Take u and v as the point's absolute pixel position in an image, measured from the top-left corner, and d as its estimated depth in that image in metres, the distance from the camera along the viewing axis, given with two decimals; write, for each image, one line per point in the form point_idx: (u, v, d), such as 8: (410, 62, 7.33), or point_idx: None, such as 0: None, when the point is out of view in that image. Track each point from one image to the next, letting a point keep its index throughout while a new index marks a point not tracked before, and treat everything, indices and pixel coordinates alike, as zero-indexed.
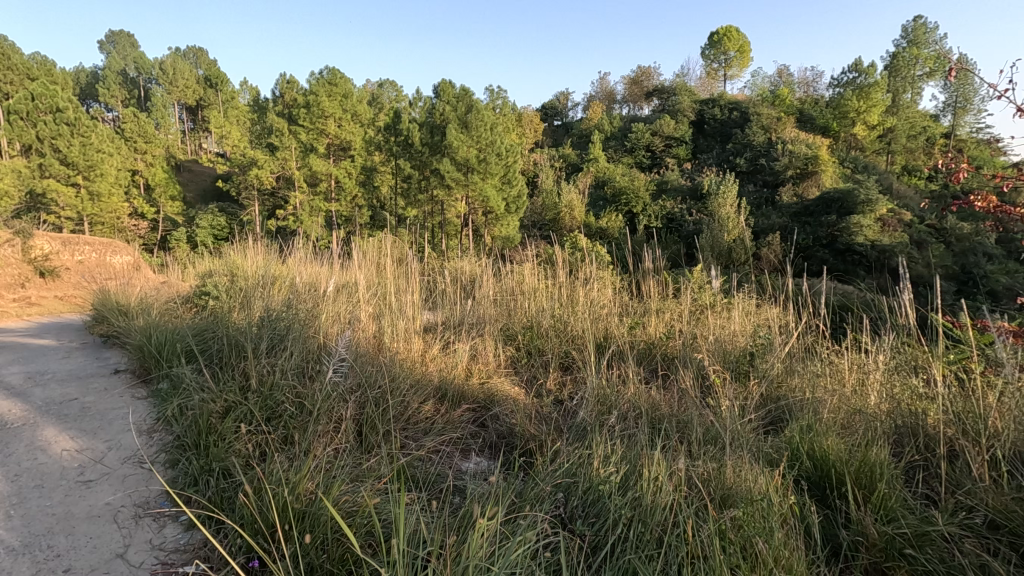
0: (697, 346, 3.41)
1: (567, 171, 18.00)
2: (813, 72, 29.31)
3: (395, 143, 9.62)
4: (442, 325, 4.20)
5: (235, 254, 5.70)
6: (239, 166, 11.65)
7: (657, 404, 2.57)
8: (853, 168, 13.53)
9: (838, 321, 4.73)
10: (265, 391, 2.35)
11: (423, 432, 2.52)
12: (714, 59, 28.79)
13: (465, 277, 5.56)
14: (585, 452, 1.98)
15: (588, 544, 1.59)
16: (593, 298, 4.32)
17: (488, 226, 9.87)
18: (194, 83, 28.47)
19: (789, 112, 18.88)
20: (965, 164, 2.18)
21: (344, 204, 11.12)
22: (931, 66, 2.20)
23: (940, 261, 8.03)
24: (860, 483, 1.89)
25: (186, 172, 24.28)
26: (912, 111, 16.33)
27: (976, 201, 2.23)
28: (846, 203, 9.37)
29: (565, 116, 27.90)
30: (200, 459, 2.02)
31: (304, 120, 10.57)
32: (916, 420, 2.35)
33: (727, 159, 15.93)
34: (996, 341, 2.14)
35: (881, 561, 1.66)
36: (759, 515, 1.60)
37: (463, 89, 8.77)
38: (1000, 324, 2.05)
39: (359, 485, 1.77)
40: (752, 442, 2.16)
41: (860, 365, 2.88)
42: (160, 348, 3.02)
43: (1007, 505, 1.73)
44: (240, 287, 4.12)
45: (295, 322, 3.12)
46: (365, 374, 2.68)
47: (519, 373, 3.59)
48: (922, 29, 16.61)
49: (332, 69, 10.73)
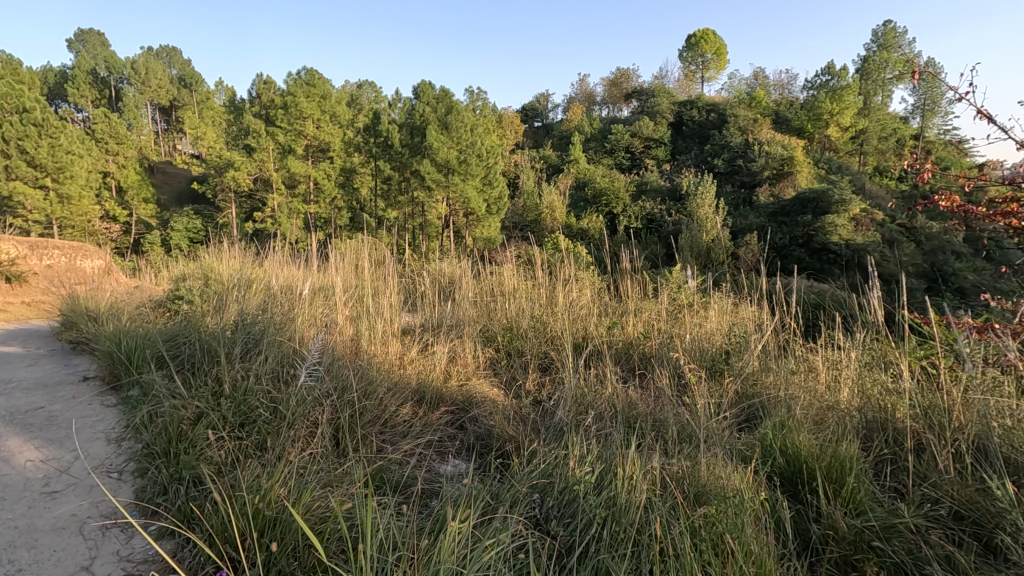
0: (674, 346, 3.45)
1: (548, 172, 18.05)
2: (788, 75, 29.78)
3: (375, 144, 9.53)
4: (421, 327, 4.17)
5: (210, 257, 5.60)
6: (215, 168, 11.44)
7: (634, 403, 2.59)
8: (828, 168, 13.80)
9: (812, 318, 4.81)
10: (238, 396, 2.31)
11: (401, 435, 2.50)
12: (692, 62, 29.20)
13: (445, 279, 5.54)
14: (561, 452, 1.98)
15: (562, 544, 1.60)
16: (573, 300, 4.34)
17: (469, 227, 9.85)
18: (166, 83, 27.94)
19: (765, 113, 19.18)
20: (930, 165, 2.27)
21: (324, 206, 10.99)
22: (899, 71, 2.32)
23: (910, 260, 8.21)
24: (831, 477, 1.92)
25: (160, 174, 23.77)
26: (883, 113, 16.71)
27: (940, 201, 2.30)
28: (821, 203, 9.53)
29: (545, 117, 28.00)
30: (170, 467, 1.97)
31: (281, 121, 10.53)
32: (886, 415, 2.38)
33: (705, 160, 16.13)
34: (960, 336, 2.17)
35: (851, 554, 1.68)
36: (731, 512, 1.61)
37: (443, 90, 8.76)
38: (964, 320, 2.08)
39: (332, 490, 1.75)
40: (725, 440, 2.19)
41: (833, 362, 2.93)
42: (130, 354, 2.93)
43: (971, 497, 1.78)
44: (214, 291, 4.04)
45: (271, 326, 3.07)
46: (342, 378, 2.65)
47: (498, 375, 3.59)
48: (892, 33, 17.02)
49: (310, 69, 10.64)
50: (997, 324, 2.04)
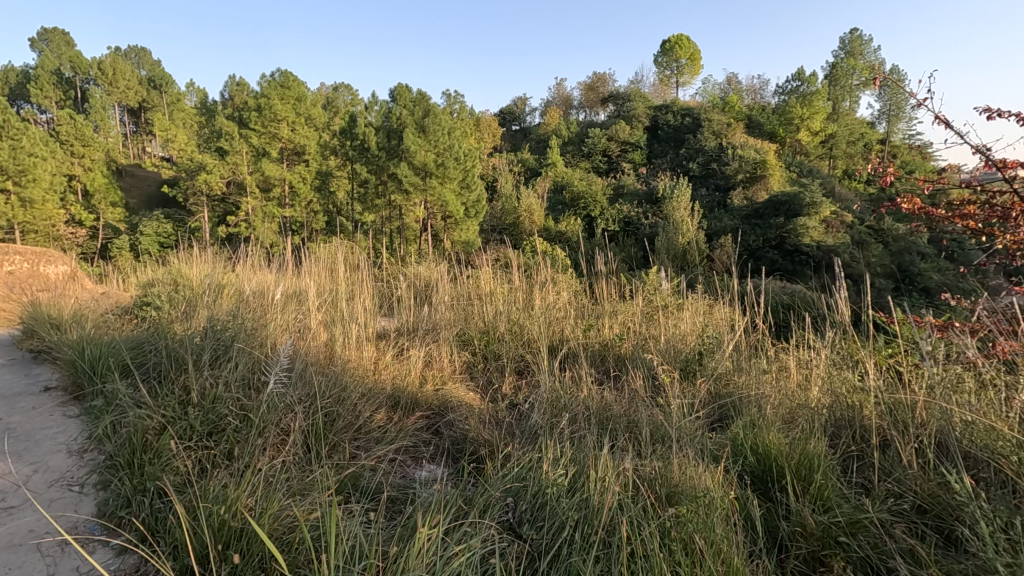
0: (648, 348, 3.49)
1: (526, 175, 18.09)
2: (760, 80, 30.32)
3: (351, 147, 9.41)
4: (396, 331, 4.13)
5: (180, 262, 5.46)
6: (186, 172, 11.19)
7: (608, 404, 2.60)
8: (800, 172, 14.11)
9: (783, 319, 4.91)
10: (206, 404, 2.24)
11: (376, 440, 2.46)
12: (667, 67, 29.62)
13: (421, 283, 5.49)
14: (535, 455, 1.99)
15: (536, 548, 1.60)
16: (549, 303, 4.36)
17: (447, 230, 9.78)
18: (135, 84, 27.20)
19: (738, 117, 19.53)
20: (892, 168, 2.41)
21: (299, 209, 10.80)
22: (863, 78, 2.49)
23: (879, 261, 8.40)
24: (800, 474, 1.96)
25: (129, 177, 23.16)
26: (851, 118, 17.18)
27: (902, 203, 2.44)
28: (793, 206, 9.72)
29: (523, 120, 28.09)
30: (133, 479, 1.91)
31: (255, 123, 10.34)
32: (853, 413, 2.43)
33: (680, 163, 16.35)
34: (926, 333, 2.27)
35: (818, 549, 1.72)
36: (701, 512, 1.64)
37: (420, 93, 8.72)
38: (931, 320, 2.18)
39: (301, 498, 1.72)
40: (696, 440, 2.22)
41: (802, 361, 2.99)
42: (93, 363, 2.84)
43: (934, 491, 1.83)
44: (183, 296, 3.93)
45: (241, 333, 3.00)
46: (315, 384, 2.62)
47: (475, 378, 3.56)
48: (858, 41, 17.53)
49: (284, 71, 10.57)
50: (956, 323, 2.16)
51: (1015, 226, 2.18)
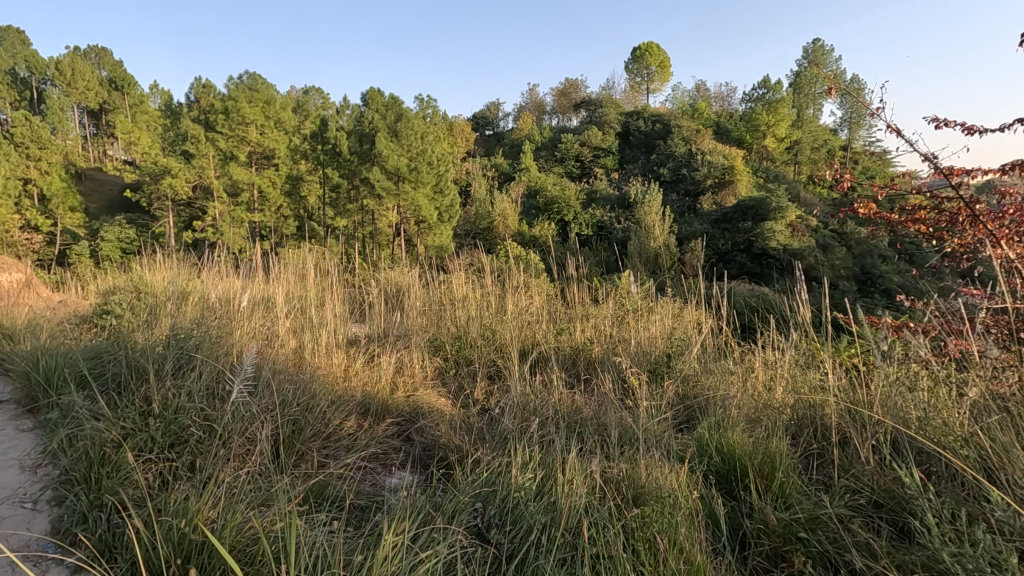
0: (618, 351, 3.55)
1: (500, 180, 18.14)
2: (728, 88, 31.00)
3: (322, 152, 9.15)
4: (366, 337, 4.09)
5: (143, 268, 5.29)
6: (149, 175, 10.86)
7: (579, 408, 2.64)
8: (766, 177, 14.48)
9: (749, 321, 5.02)
10: (169, 415, 2.18)
11: (345, 449, 2.43)
12: (637, 74, 30.13)
13: (393, 288, 5.45)
14: (504, 460, 2.00)
15: (504, 551, 1.61)
16: (521, 308, 4.40)
17: (420, 235, 9.73)
18: (95, 84, 26.35)
19: (707, 124, 19.98)
20: (849, 176, 2.66)
21: (269, 214, 10.56)
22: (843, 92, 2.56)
23: (842, 263, 8.61)
24: (762, 473, 2.02)
25: (89, 181, 22.40)
26: (815, 125, 17.71)
27: (860, 209, 2.67)
28: (760, 210, 9.96)
29: (496, 126, 28.25)
30: (90, 494, 1.84)
31: (222, 126, 10.12)
32: (815, 412, 2.50)
33: (652, 169, 16.60)
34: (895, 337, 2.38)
35: (781, 546, 1.76)
36: (666, 512, 1.67)
37: (392, 97, 8.72)
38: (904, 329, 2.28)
39: (265, 510, 1.70)
40: (663, 442, 2.26)
41: (767, 363, 3.07)
42: (48, 375, 2.72)
43: (888, 486, 1.90)
44: (146, 304, 3.79)
45: (205, 342, 2.92)
46: (283, 392, 2.58)
47: (447, 384, 3.54)
48: (821, 50, 18.14)
49: (253, 73, 10.56)
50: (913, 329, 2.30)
51: (961, 231, 2.38)
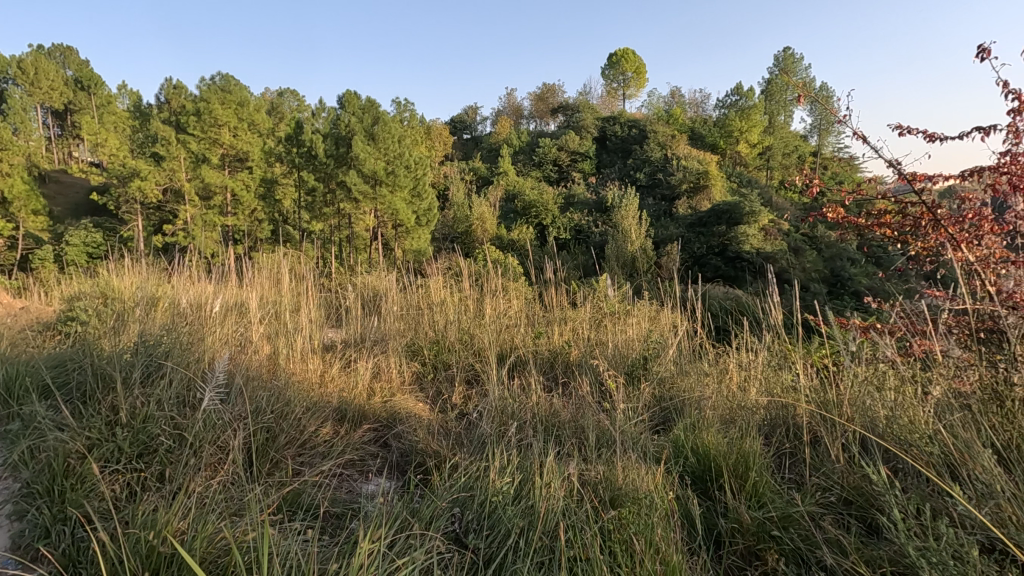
0: (596, 354, 3.58)
1: (478, 183, 18.13)
2: (703, 94, 31.57)
3: (298, 155, 9.01)
4: (343, 343, 4.05)
5: (110, 274, 5.14)
6: (117, 178, 10.57)
7: (556, 411, 2.65)
8: (739, 182, 14.78)
9: (724, 323, 5.11)
10: (137, 424, 2.12)
11: (321, 456, 2.40)
12: (614, 79, 30.49)
13: (370, 293, 5.39)
14: (482, 464, 2.00)
15: (482, 557, 1.60)
16: (499, 312, 4.41)
17: (398, 239, 9.66)
18: (60, 84, 25.59)
19: (682, 129, 20.31)
20: (817, 181, 2.76)
21: (242, 218, 10.36)
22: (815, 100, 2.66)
23: (814, 266, 8.81)
24: (736, 473, 2.05)
25: (53, 184, 21.68)
26: (786, 131, 18.14)
27: (828, 213, 2.76)
28: (733, 214, 10.14)
29: (474, 129, 28.26)
30: (52, 507, 1.76)
31: (193, 128, 9.91)
32: (787, 413, 2.55)
33: (628, 173, 16.79)
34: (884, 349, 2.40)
35: (755, 544, 1.79)
36: (643, 512, 1.69)
37: (369, 100, 8.68)
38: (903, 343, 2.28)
39: (238, 520, 1.67)
40: (640, 443, 2.29)
41: (740, 364, 3.13)
42: (9, 384, 2.62)
43: (857, 483, 1.95)
44: (114, 310, 3.68)
45: (176, 349, 2.86)
46: (256, 399, 2.53)
47: (425, 390, 3.52)
48: (791, 59, 18.60)
49: (225, 75, 10.35)
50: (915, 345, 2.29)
51: (924, 235, 2.47)
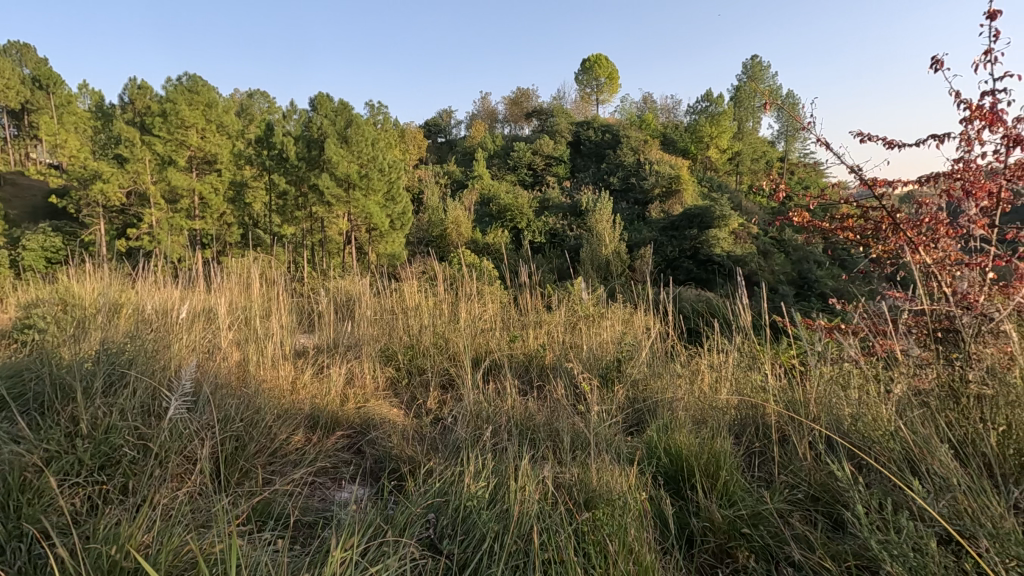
0: (570, 357, 3.60)
1: (453, 187, 18.08)
2: (673, 101, 32.18)
3: (268, 158, 8.86)
4: (316, 349, 3.99)
5: (69, 280, 4.94)
6: (78, 180, 10.21)
7: (532, 414, 2.66)
8: (710, 187, 15.07)
9: (696, 325, 5.20)
10: (99, 435, 2.05)
11: (292, 464, 2.35)
12: (587, 85, 30.81)
13: (343, 298, 5.32)
14: (457, 469, 1.99)
15: (456, 562, 1.59)
16: (475, 316, 4.41)
17: (372, 243, 9.56)
18: (16, 83, 24.64)
19: (654, 134, 20.63)
20: (783, 186, 2.86)
21: (210, 222, 10.11)
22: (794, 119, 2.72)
23: (782, 269, 9.04)
24: (708, 472, 2.09)
25: (9, 187, 20.84)
26: (754, 137, 18.57)
27: (794, 217, 2.87)
28: (705, 218, 10.33)
29: (448, 133, 28.23)
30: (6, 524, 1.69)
31: (159, 129, 9.64)
32: (757, 412, 2.61)
33: (602, 178, 16.97)
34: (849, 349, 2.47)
35: (726, 542, 1.83)
36: (617, 514, 1.71)
37: (342, 103, 8.61)
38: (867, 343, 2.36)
39: (206, 531, 1.63)
40: (614, 445, 2.32)
41: (712, 365, 3.19)
42: None
43: (824, 480, 2.00)
44: (74, 317, 3.54)
45: (140, 356, 2.78)
46: (225, 407, 2.47)
47: (399, 395, 3.48)
48: (759, 66, 19.08)
49: (192, 75, 10.08)
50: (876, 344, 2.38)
51: (885, 238, 2.57)
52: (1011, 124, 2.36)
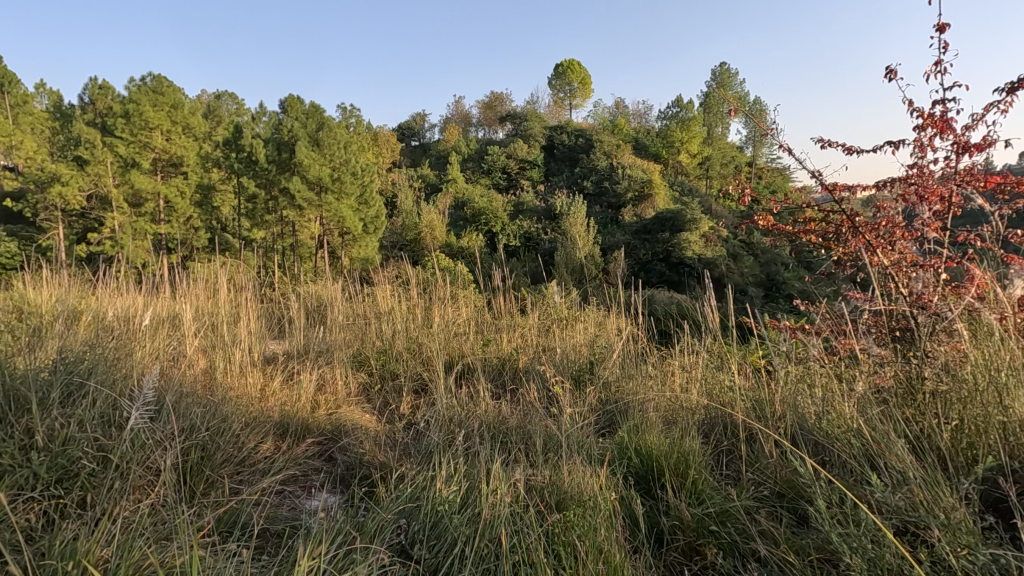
0: (543, 360, 3.63)
1: (427, 190, 18.00)
2: (644, 107, 32.64)
3: (236, 160, 8.66)
4: (286, 355, 3.92)
5: (26, 287, 4.76)
6: (35, 183, 9.85)
7: (505, 417, 2.67)
8: (682, 191, 15.32)
9: (668, 327, 5.26)
10: (56, 446, 1.98)
11: (260, 473, 2.31)
12: (560, 89, 31.03)
13: (314, 302, 5.24)
14: (428, 475, 1.98)
15: (426, 567, 1.58)
16: (448, 321, 4.39)
17: (344, 247, 9.44)
18: None
19: (626, 139, 20.92)
20: (748, 192, 2.94)
21: (176, 226, 9.86)
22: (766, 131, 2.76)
23: (751, 272, 9.23)
24: (677, 471, 2.13)
25: None
26: (724, 142, 18.98)
27: (760, 220, 2.95)
28: (676, 221, 10.50)
29: (422, 137, 28.14)
30: None
31: (121, 131, 9.36)
32: (725, 412, 2.67)
33: (575, 182, 17.11)
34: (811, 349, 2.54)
35: (694, 540, 1.86)
36: (587, 515, 1.73)
37: (312, 105, 8.52)
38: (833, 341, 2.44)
39: (168, 544, 1.59)
40: (585, 446, 2.34)
41: (682, 367, 3.24)
42: None
43: (788, 476, 2.06)
44: (30, 325, 3.41)
45: (100, 365, 2.69)
46: (189, 415, 2.40)
47: (372, 400, 3.44)
48: (727, 73, 19.50)
49: (157, 76, 9.75)
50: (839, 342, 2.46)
51: (846, 241, 2.67)
52: (960, 132, 2.48)
